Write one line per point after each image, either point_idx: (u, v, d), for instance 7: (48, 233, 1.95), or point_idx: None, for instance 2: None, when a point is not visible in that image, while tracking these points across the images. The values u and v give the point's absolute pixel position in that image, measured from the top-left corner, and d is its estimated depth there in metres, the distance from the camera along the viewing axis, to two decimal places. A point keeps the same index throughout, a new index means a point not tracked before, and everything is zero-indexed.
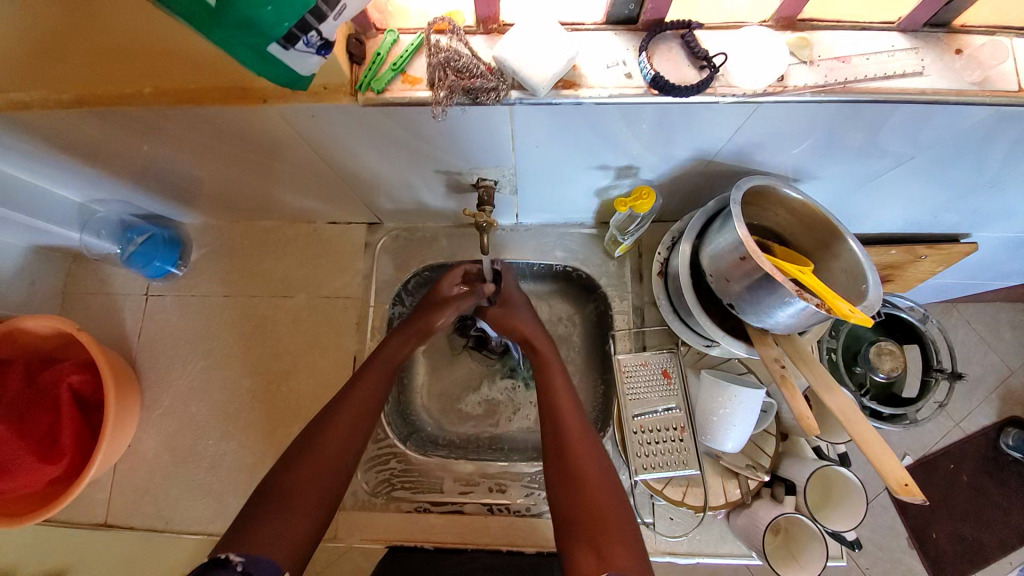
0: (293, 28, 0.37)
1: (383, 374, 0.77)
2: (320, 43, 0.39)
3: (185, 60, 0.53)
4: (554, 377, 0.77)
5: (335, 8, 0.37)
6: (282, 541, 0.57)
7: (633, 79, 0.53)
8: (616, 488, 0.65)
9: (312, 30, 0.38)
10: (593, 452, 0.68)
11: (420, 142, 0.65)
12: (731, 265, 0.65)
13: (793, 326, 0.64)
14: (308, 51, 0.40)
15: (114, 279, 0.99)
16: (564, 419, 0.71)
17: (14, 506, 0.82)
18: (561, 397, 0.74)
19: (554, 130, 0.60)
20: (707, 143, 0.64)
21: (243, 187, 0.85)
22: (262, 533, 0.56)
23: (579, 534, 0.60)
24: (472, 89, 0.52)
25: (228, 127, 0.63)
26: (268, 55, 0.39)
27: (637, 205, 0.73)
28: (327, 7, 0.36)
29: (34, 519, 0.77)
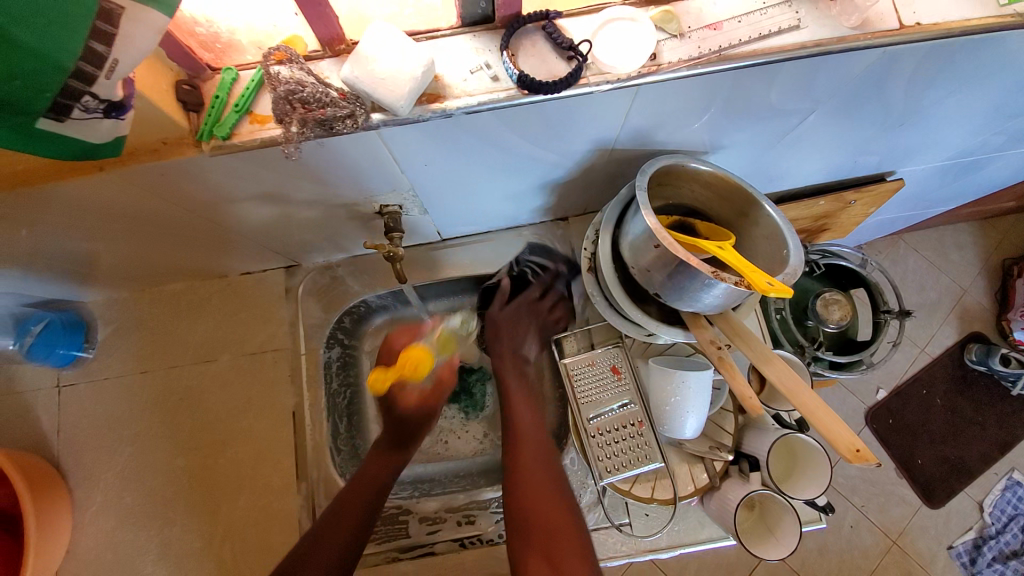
0: (59, 98, 0.35)
1: (394, 430, 0.74)
2: (102, 105, 0.37)
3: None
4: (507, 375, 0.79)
5: (103, 69, 0.35)
6: None
7: (501, 82, 0.49)
8: (564, 502, 0.67)
9: (85, 96, 0.36)
10: (548, 468, 0.69)
11: (298, 181, 0.60)
12: (648, 255, 0.62)
13: (721, 304, 0.62)
14: (98, 116, 0.38)
15: (20, 378, 0.90)
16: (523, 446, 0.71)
17: None
18: (519, 413, 0.75)
19: (434, 145, 0.56)
20: (601, 132, 0.61)
21: (131, 254, 0.78)
22: None
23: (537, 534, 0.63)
24: (325, 119, 0.48)
25: (79, 202, 0.57)
26: (42, 132, 0.37)
27: (408, 372, 0.70)
28: (94, 70, 0.34)
29: None
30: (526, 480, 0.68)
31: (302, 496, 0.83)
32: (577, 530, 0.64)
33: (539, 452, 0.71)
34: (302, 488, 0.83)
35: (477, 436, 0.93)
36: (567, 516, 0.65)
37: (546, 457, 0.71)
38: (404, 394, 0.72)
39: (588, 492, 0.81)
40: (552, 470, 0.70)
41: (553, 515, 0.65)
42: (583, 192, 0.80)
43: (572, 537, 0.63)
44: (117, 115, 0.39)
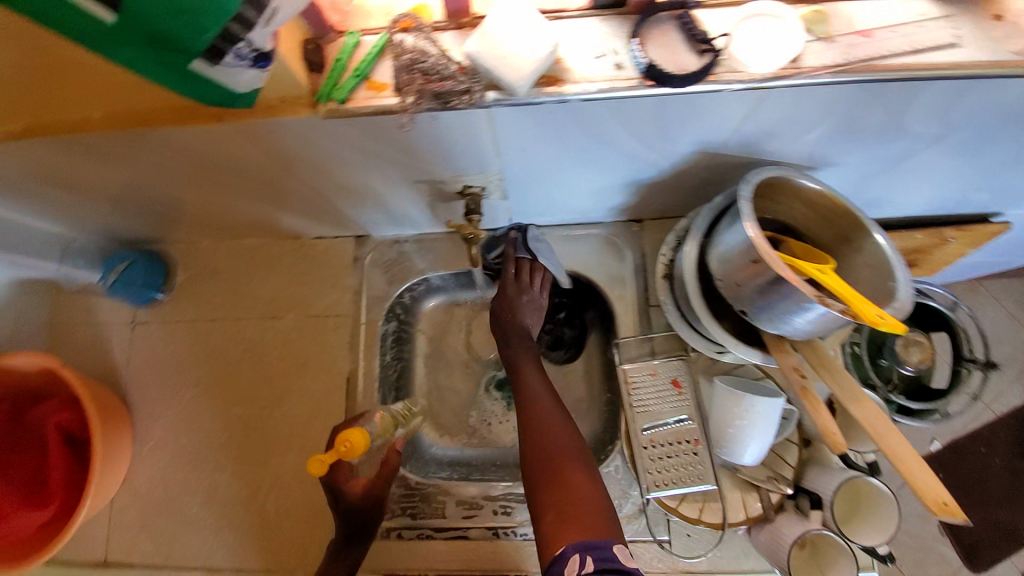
0: (215, 41, 0.35)
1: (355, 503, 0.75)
2: (252, 54, 0.37)
3: (133, 84, 0.49)
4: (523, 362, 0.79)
5: (262, 15, 0.35)
6: None
7: (624, 70, 0.48)
8: (580, 455, 0.68)
9: (239, 40, 0.36)
10: (561, 422, 0.71)
11: (394, 152, 0.60)
12: (742, 269, 0.59)
13: (812, 331, 0.59)
14: (244, 66, 0.38)
15: (99, 309, 0.96)
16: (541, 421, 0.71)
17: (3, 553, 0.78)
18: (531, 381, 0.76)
19: (538, 132, 0.55)
20: (711, 135, 0.58)
21: (217, 205, 0.81)
22: None
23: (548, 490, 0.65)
24: (442, 92, 0.47)
25: (188, 147, 0.59)
26: (194, 75, 0.38)
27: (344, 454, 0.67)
28: (254, 14, 0.34)
29: (33, 563, 0.73)
30: (537, 444, 0.69)
31: None
32: (601, 508, 0.63)
33: (550, 426, 0.70)
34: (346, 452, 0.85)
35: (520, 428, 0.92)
36: (584, 476, 0.65)
37: (560, 432, 0.69)
38: (350, 482, 0.75)
39: (630, 502, 0.79)
40: (567, 441, 0.69)
41: (574, 487, 0.64)
42: (668, 196, 0.78)
43: (591, 506, 0.62)
44: (260, 68, 0.39)
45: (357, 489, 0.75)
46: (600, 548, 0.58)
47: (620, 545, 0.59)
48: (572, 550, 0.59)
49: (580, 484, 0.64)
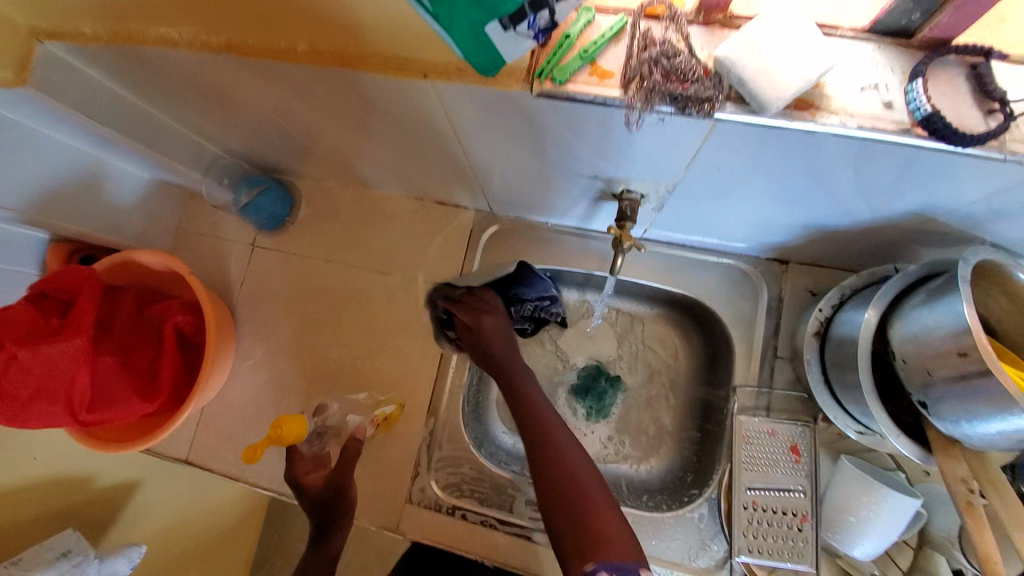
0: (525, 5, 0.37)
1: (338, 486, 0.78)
2: (546, 24, 0.38)
3: (352, 24, 0.47)
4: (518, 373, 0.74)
5: None
6: None
7: (894, 111, 0.41)
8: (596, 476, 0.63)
9: (544, 10, 0.37)
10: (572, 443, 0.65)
11: (578, 144, 0.56)
12: (940, 356, 0.53)
13: (995, 445, 0.52)
14: (524, 36, 0.40)
15: (223, 225, 1.00)
16: (553, 437, 0.65)
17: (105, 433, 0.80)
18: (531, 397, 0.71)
19: (753, 154, 0.49)
20: (943, 200, 0.51)
21: (361, 153, 0.80)
22: None
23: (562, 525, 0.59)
24: (682, 96, 0.42)
25: (371, 96, 0.57)
26: (488, 37, 0.40)
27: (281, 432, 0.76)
28: None
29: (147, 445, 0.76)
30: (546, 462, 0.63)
31: (426, 429, 0.85)
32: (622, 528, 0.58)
33: (568, 453, 0.64)
34: (426, 422, 0.85)
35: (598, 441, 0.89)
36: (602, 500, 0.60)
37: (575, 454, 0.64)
38: (308, 475, 0.80)
39: (708, 556, 0.74)
40: (584, 462, 0.64)
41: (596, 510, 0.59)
42: (837, 245, 0.70)
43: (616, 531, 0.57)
44: (536, 37, 0.40)
45: (317, 483, 0.80)
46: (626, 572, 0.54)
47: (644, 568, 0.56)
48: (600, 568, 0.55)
49: (606, 518, 0.59)
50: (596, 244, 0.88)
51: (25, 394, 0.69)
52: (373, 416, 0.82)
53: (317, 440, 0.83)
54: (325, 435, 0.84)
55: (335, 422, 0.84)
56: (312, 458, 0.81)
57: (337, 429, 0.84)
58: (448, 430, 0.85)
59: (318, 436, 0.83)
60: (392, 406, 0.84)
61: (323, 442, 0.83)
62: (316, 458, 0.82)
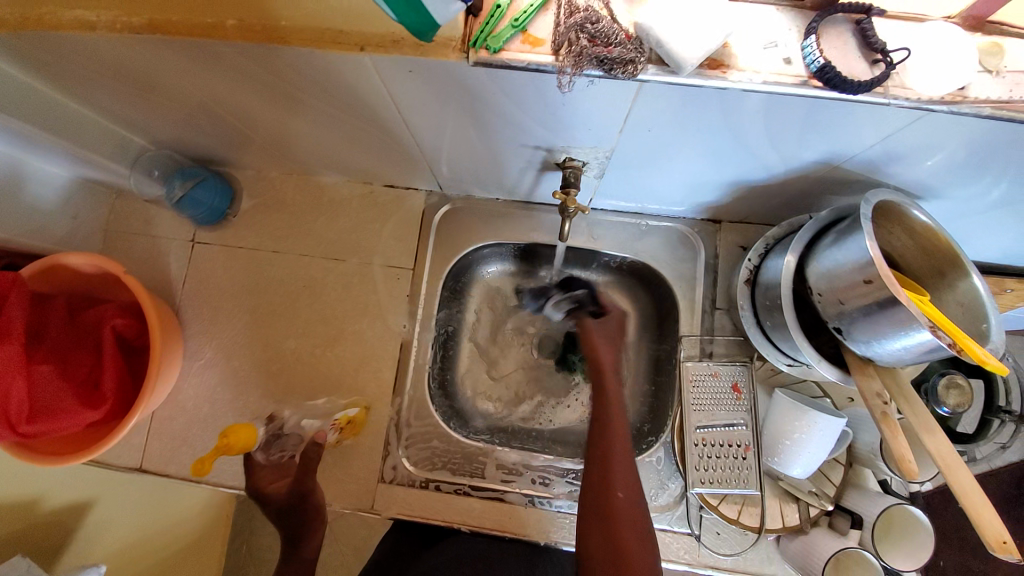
0: None
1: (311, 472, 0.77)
2: None
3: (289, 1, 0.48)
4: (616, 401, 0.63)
5: None
6: None
7: (793, 65, 0.46)
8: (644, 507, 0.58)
9: None
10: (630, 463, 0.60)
11: (520, 114, 0.58)
12: (850, 286, 0.60)
13: (901, 359, 0.60)
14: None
15: (158, 222, 0.95)
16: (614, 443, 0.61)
17: (43, 447, 0.76)
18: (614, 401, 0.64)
19: (678, 114, 0.53)
20: (843, 148, 0.58)
21: (302, 137, 0.79)
22: None
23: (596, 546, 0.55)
24: (607, 58, 0.45)
25: (309, 74, 0.57)
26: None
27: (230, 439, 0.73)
28: None
29: (97, 453, 0.73)
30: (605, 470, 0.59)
31: (393, 408, 0.86)
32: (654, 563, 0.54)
33: (620, 467, 0.59)
34: (394, 402, 0.87)
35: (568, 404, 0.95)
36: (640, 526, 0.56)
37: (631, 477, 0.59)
38: (270, 486, 0.75)
39: (667, 493, 0.81)
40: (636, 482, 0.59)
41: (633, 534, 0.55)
42: (762, 200, 0.77)
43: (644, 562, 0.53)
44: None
45: (280, 490, 0.75)
46: None
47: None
48: None
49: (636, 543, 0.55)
50: (546, 216, 0.91)
51: None
52: (337, 420, 0.81)
53: (275, 449, 0.79)
54: (283, 441, 0.80)
55: (292, 428, 0.82)
56: (275, 467, 0.77)
57: (296, 436, 0.81)
58: (416, 407, 0.86)
59: (275, 443, 0.80)
60: (355, 409, 0.84)
61: (283, 449, 0.80)
62: (278, 466, 0.78)
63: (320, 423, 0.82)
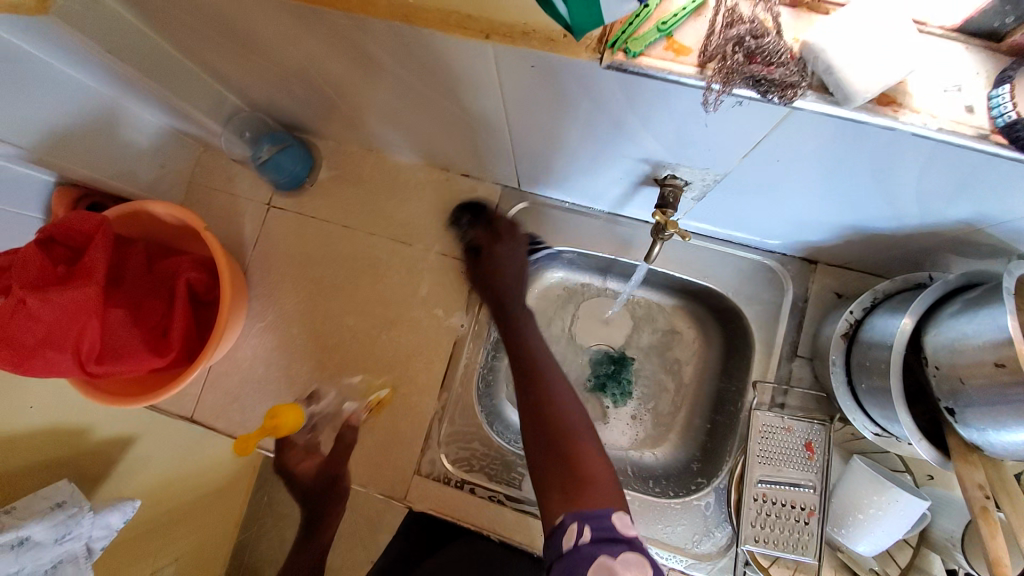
0: None
1: None
2: None
3: None
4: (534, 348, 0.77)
5: None
6: None
7: (975, 115, 0.40)
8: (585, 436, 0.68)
9: None
10: (564, 396, 0.72)
11: (635, 122, 0.53)
12: (975, 364, 0.53)
13: (1023, 456, 0.53)
14: None
15: (237, 180, 0.96)
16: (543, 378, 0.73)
17: (106, 386, 0.78)
18: (536, 352, 0.77)
19: (817, 149, 0.48)
20: (998, 211, 0.51)
21: (391, 117, 0.77)
22: None
23: (549, 478, 0.65)
24: (765, 79, 0.40)
25: (421, 55, 0.54)
26: None
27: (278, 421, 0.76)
28: None
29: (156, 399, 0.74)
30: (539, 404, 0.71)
31: (438, 403, 0.84)
32: (604, 477, 0.63)
33: (558, 404, 0.71)
34: (442, 396, 0.85)
35: (624, 433, 0.90)
36: (588, 454, 0.66)
37: (567, 408, 0.70)
38: (301, 465, 0.81)
39: (711, 542, 0.76)
40: (577, 417, 0.70)
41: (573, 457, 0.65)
42: (872, 249, 0.70)
43: (595, 478, 0.63)
44: None
45: (308, 472, 0.81)
46: (598, 518, 0.58)
47: (620, 515, 0.59)
48: (571, 518, 0.59)
49: (586, 462, 0.64)
50: (625, 229, 0.87)
51: (32, 341, 0.65)
52: (369, 402, 0.84)
53: (310, 428, 0.84)
54: (320, 418, 0.85)
55: (329, 407, 0.86)
56: (306, 446, 0.82)
57: (331, 414, 0.85)
58: (462, 406, 0.85)
59: (311, 422, 0.84)
60: (384, 390, 0.84)
61: (315, 428, 0.84)
62: (308, 448, 0.83)
63: (355, 405, 0.85)
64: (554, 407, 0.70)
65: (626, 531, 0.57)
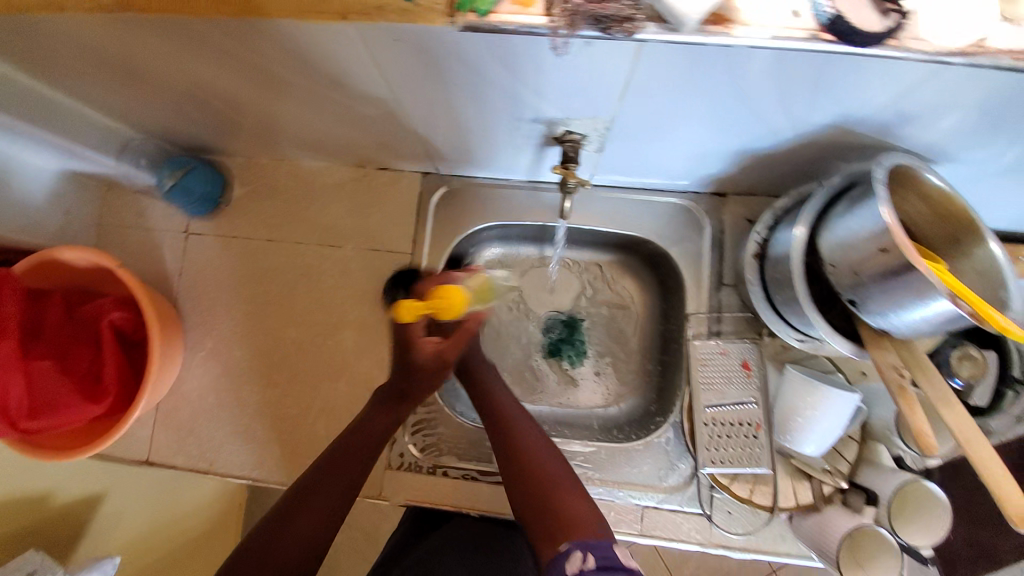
0: None
1: None
2: None
3: None
4: (491, 389, 0.76)
5: None
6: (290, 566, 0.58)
7: (801, 19, 0.43)
8: (560, 470, 0.67)
9: None
10: (532, 433, 0.70)
11: (512, 80, 0.54)
12: (863, 255, 0.57)
13: (919, 330, 0.57)
14: None
15: (152, 213, 0.93)
16: (507, 422, 0.72)
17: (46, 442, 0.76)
18: (492, 391, 0.76)
19: (678, 77, 0.50)
20: (855, 108, 0.54)
21: (291, 120, 0.76)
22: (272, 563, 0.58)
23: (532, 518, 0.63)
24: (603, 16, 0.42)
25: (293, 50, 0.54)
26: None
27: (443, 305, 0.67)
28: None
29: (94, 450, 0.73)
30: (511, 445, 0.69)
31: None
32: (584, 500, 0.63)
33: (528, 437, 0.70)
34: None
35: (590, 388, 0.92)
36: (571, 484, 0.65)
37: (538, 439, 0.70)
38: (423, 341, 0.68)
39: (677, 474, 0.79)
40: (547, 447, 0.69)
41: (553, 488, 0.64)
42: (768, 171, 0.73)
43: (578, 505, 0.62)
44: None
45: (428, 347, 0.68)
46: (599, 548, 0.56)
47: (618, 544, 0.57)
48: (574, 547, 0.57)
49: (570, 504, 0.62)
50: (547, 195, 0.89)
51: None
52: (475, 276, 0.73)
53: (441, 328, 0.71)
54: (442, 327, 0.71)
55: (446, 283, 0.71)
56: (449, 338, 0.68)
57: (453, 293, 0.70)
58: None
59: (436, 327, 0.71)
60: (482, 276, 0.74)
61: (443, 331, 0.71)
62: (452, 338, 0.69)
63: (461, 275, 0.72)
64: (522, 439, 0.70)
65: (627, 561, 0.55)
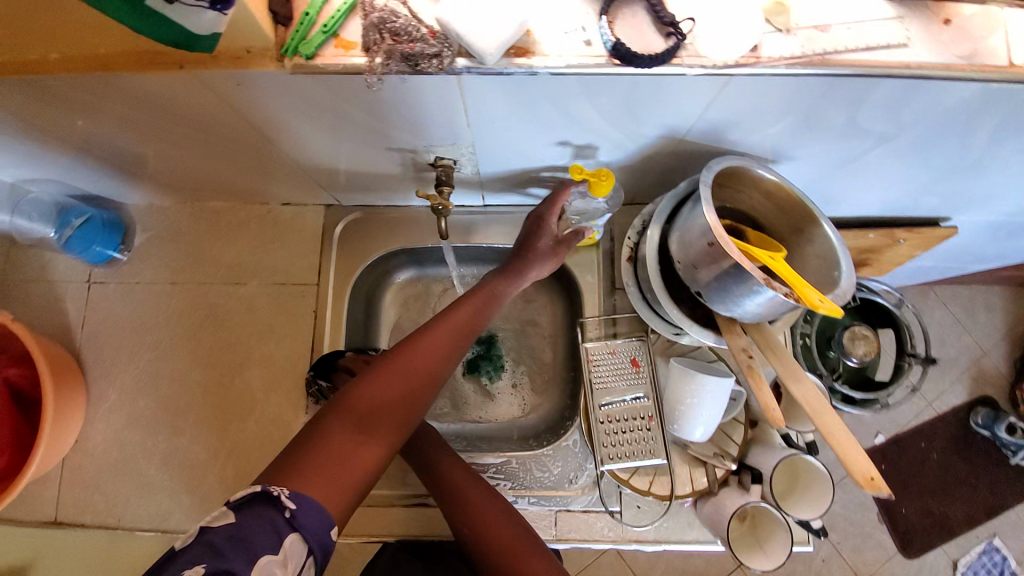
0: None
1: None
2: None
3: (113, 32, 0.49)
4: (445, 458, 0.75)
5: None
6: (334, 481, 0.53)
7: (593, 47, 0.49)
8: (520, 528, 0.69)
9: None
10: (491, 497, 0.72)
11: (366, 117, 0.59)
12: (699, 250, 0.63)
13: (760, 314, 0.62)
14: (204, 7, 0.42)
15: (54, 265, 0.92)
16: (464, 490, 0.72)
17: None
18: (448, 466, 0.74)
19: (508, 104, 0.55)
20: (678, 121, 0.61)
21: (183, 164, 0.78)
22: (313, 470, 0.53)
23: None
24: (412, 55, 0.47)
25: (156, 100, 0.58)
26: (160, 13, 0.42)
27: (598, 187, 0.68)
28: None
29: None
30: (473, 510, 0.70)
31: None
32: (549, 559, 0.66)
33: (487, 505, 0.70)
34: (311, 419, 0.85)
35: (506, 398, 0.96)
36: (532, 543, 0.67)
37: (496, 501, 0.71)
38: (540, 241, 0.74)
39: (585, 475, 0.82)
40: (506, 505, 0.71)
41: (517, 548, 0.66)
42: (636, 182, 0.80)
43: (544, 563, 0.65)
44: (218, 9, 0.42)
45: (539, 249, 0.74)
46: None
47: None
48: None
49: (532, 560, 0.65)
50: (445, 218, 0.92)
51: None
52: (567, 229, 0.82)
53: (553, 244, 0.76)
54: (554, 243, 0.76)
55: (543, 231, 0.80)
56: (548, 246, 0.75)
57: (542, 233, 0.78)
58: None
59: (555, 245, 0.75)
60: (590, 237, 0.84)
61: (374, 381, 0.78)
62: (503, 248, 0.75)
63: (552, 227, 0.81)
64: (482, 506, 0.70)
65: None
